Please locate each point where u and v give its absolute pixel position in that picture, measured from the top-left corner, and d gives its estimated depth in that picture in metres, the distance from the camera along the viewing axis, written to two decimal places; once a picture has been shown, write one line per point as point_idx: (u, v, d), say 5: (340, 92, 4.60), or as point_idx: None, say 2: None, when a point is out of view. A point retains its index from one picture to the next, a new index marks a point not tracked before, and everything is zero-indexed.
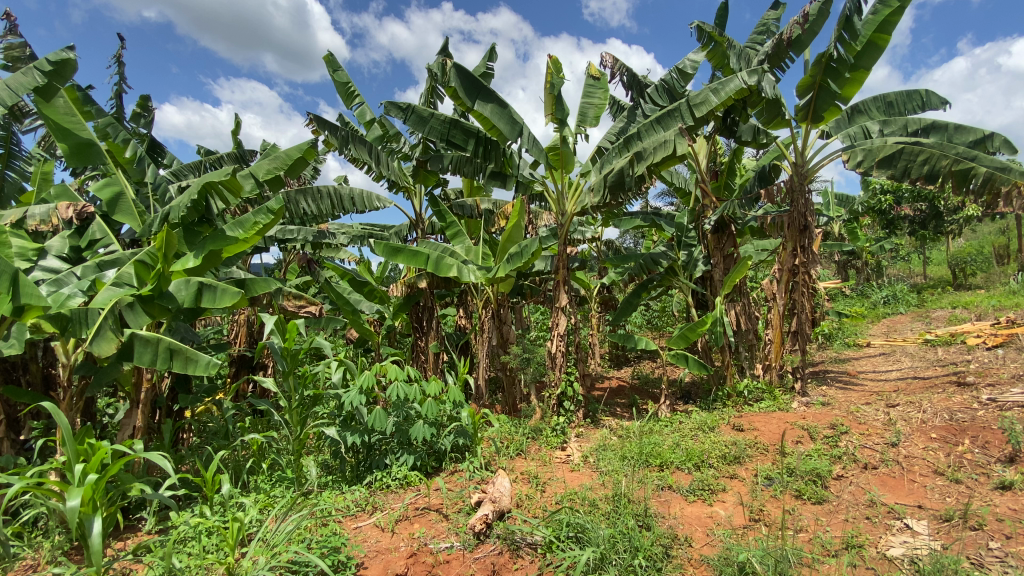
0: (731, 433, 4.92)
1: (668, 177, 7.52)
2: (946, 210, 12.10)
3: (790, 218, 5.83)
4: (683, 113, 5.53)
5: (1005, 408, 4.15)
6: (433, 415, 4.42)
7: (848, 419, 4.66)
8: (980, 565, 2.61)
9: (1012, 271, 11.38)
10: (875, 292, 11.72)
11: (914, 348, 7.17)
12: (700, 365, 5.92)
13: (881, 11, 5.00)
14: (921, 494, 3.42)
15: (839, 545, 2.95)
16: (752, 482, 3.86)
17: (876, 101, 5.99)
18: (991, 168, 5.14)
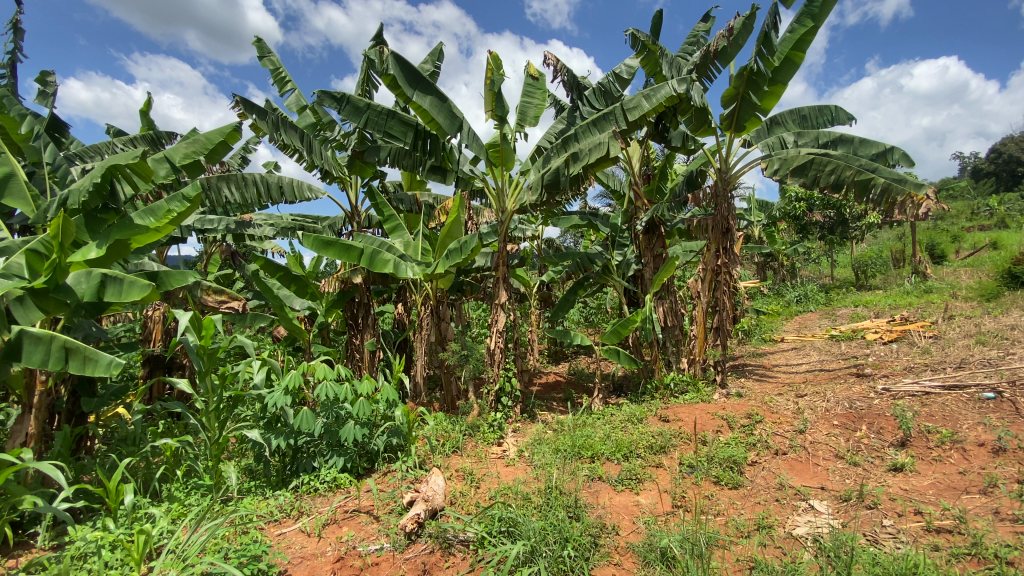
0: (657, 424, 5.15)
1: (605, 178, 7.73)
2: (851, 218, 13.29)
3: (714, 221, 6.16)
4: (618, 117, 5.70)
5: (897, 397, 4.58)
6: (365, 415, 4.27)
7: (763, 408, 5.01)
8: (873, 540, 2.88)
9: (904, 273, 12.70)
10: (788, 291, 12.70)
11: (820, 343, 7.83)
12: (631, 360, 6.16)
13: (797, 30, 5.35)
14: (824, 476, 3.74)
15: (752, 526, 3.16)
16: (676, 470, 4.06)
17: (792, 114, 6.42)
18: (889, 179, 5.64)
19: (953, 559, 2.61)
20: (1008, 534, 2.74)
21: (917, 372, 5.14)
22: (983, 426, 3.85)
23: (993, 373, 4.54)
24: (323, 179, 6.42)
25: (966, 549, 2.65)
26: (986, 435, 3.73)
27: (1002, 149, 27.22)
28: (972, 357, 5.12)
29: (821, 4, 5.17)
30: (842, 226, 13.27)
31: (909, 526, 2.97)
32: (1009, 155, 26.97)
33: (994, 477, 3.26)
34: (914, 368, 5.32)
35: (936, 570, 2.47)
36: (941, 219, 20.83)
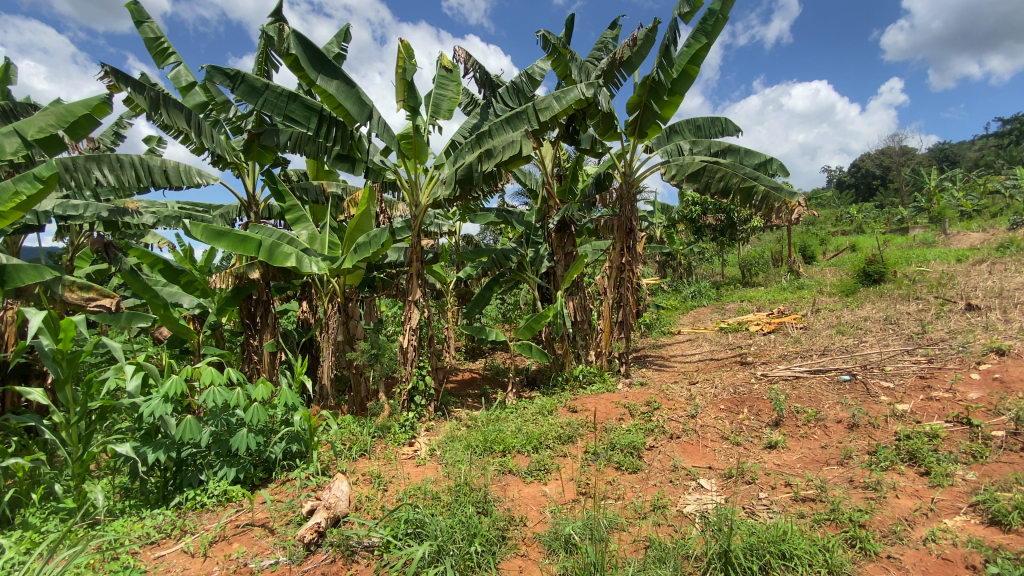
0: (566, 415, 5.33)
1: (520, 175, 7.83)
2: (738, 221, 14.64)
3: (619, 221, 6.50)
4: (530, 117, 5.78)
5: (772, 381, 5.13)
6: (261, 421, 3.96)
7: (661, 396, 5.37)
8: (751, 512, 3.19)
9: (781, 271, 14.24)
10: (686, 287, 13.76)
11: (712, 335, 8.56)
12: (542, 354, 6.32)
13: (693, 45, 5.75)
14: (711, 456, 4.09)
15: (648, 508, 3.37)
16: (581, 459, 4.23)
17: (689, 123, 6.95)
18: (768, 187, 6.28)
19: (816, 524, 2.96)
20: (858, 499, 3.17)
21: (789, 359, 5.79)
22: (840, 405, 4.40)
23: (849, 359, 5.21)
24: (215, 164, 5.87)
25: (827, 515, 3.01)
26: (843, 413, 4.27)
27: (859, 165, 31.53)
28: (833, 345, 5.85)
29: (713, 23, 5.58)
30: (731, 229, 14.61)
31: (781, 497, 3.33)
32: (865, 170, 31.27)
33: (848, 449, 3.75)
34: (787, 355, 5.99)
35: (801, 535, 2.78)
36: (811, 224, 23.67)
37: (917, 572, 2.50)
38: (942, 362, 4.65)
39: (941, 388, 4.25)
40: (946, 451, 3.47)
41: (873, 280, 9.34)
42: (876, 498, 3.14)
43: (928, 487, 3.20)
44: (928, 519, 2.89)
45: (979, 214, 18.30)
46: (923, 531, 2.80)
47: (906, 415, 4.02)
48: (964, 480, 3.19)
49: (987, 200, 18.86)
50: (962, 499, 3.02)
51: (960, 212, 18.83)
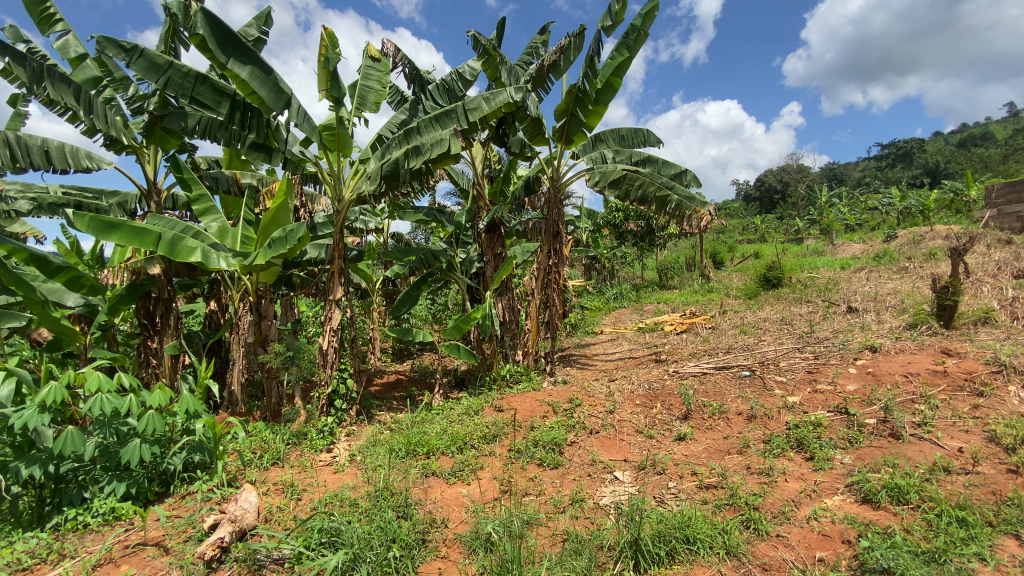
0: (492, 414, 5.37)
1: (451, 174, 7.79)
2: (656, 228, 15.53)
3: (546, 224, 6.65)
4: (459, 116, 5.76)
5: (683, 377, 5.50)
6: (157, 430, 3.62)
7: (582, 393, 5.55)
8: (660, 500, 3.40)
9: (694, 275, 15.29)
10: (609, 289, 14.35)
11: (632, 334, 8.98)
12: (470, 354, 6.29)
13: (617, 57, 6.00)
14: (627, 449, 4.30)
15: (566, 502, 3.47)
16: (504, 458, 4.28)
17: (613, 133, 7.28)
18: (681, 197, 6.65)
19: (717, 509, 3.20)
20: (753, 484, 3.47)
21: (698, 356, 6.23)
22: (740, 399, 4.80)
23: (749, 356, 5.70)
24: (110, 147, 5.30)
25: (726, 500, 3.26)
26: (743, 405, 4.65)
27: (762, 180, 34.58)
28: (736, 344, 6.37)
29: (634, 38, 5.87)
30: (650, 235, 15.48)
31: (688, 485, 3.57)
32: (767, 185, 34.33)
33: (746, 439, 4.09)
34: (697, 353, 6.43)
35: (703, 520, 2.99)
36: (721, 233, 25.62)
37: (801, 548, 2.77)
38: (826, 358, 5.20)
39: (824, 381, 4.74)
40: (827, 438, 3.88)
41: (773, 284, 10.26)
42: (768, 483, 3.46)
43: (812, 470, 3.57)
44: (811, 499, 3.22)
45: (859, 227, 20.70)
46: (807, 510, 3.11)
47: (795, 406, 4.46)
48: (841, 463, 3.59)
49: (865, 215, 21.38)
50: (840, 480, 3.39)
51: (844, 225, 21.20)
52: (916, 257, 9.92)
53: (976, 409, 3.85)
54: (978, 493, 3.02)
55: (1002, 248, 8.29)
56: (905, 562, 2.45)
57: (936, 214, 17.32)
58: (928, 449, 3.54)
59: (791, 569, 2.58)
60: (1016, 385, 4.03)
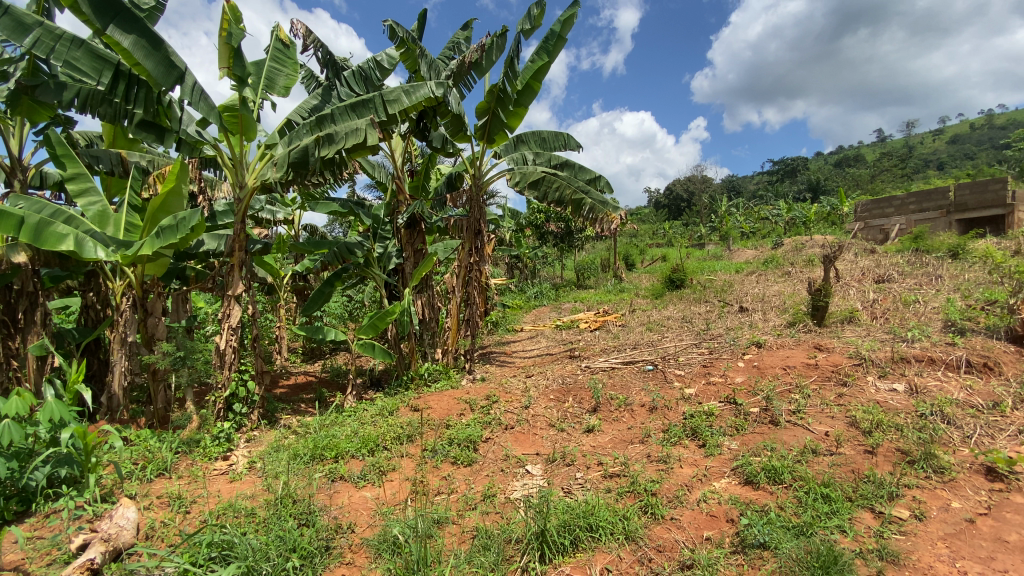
0: (407, 414, 5.25)
1: (369, 166, 7.51)
2: (575, 230, 16.10)
3: (468, 222, 6.62)
4: (377, 106, 5.56)
5: (594, 372, 5.75)
6: (14, 442, 3.15)
7: (499, 390, 5.62)
8: (567, 491, 3.52)
9: (609, 276, 16.04)
10: (529, 288, 14.63)
11: (550, 332, 9.21)
12: (386, 353, 6.08)
13: (537, 60, 6.11)
14: (539, 443, 4.40)
15: (478, 498, 3.48)
16: (418, 458, 4.21)
17: (534, 135, 7.42)
18: (595, 202, 6.94)
19: (619, 496, 3.37)
20: (652, 471, 3.70)
21: (609, 352, 6.54)
22: (644, 391, 5.10)
23: (653, 351, 6.08)
24: None
25: (628, 487, 3.45)
26: (646, 397, 4.95)
27: (672, 188, 37.01)
28: (643, 340, 6.76)
29: (554, 43, 6.01)
30: (569, 236, 16.03)
31: (594, 475, 3.73)
32: (676, 193, 36.84)
33: (648, 429, 4.35)
34: (608, 349, 6.75)
35: (606, 508, 3.14)
36: (635, 237, 27.11)
37: (691, 529, 2.99)
38: (719, 352, 5.68)
39: (717, 373, 5.17)
40: (718, 426, 4.23)
41: (677, 285, 11.02)
42: (665, 469, 3.71)
43: (704, 456, 3.87)
44: (702, 483, 3.49)
45: (752, 235, 22.82)
46: (698, 493, 3.37)
47: (691, 397, 4.82)
48: (729, 448, 3.92)
49: (758, 223, 23.61)
50: (727, 465, 3.71)
51: (740, 232, 23.27)
52: (797, 262, 11.12)
53: (840, 397, 4.39)
54: (839, 471, 3.43)
55: (864, 257, 9.52)
56: (778, 537, 2.73)
57: (815, 225, 19.53)
58: (800, 433, 3.98)
59: (682, 549, 2.78)
60: (872, 375, 4.65)
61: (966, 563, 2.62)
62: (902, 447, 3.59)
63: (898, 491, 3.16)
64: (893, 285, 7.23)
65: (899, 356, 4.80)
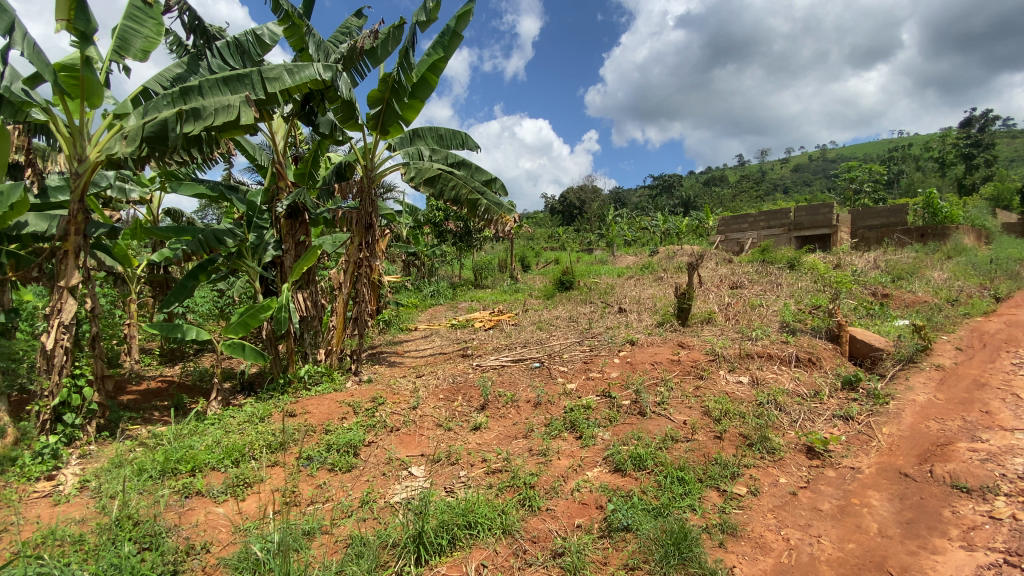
0: (282, 419, 4.86)
1: (247, 148, 6.88)
2: (473, 230, 16.21)
3: (358, 215, 6.31)
4: (255, 83, 5.09)
5: (485, 370, 5.83)
6: None
7: (386, 391, 5.44)
8: (449, 490, 3.51)
9: (505, 276, 16.39)
10: (425, 286, 14.42)
11: (444, 331, 9.12)
12: (258, 354, 5.54)
13: (434, 55, 6.02)
14: (424, 443, 4.33)
15: (356, 505, 3.33)
16: (292, 466, 3.92)
17: (432, 131, 7.33)
18: (490, 203, 7.01)
19: (500, 491, 3.44)
20: (532, 464, 3.84)
21: (500, 351, 6.63)
22: (530, 387, 5.28)
23: (541, 349, 6.30)
24: None
25: (508, 482, 3.53)
26: (531, 394, 5.12)
27: (567, 195, 38.80)
28: (532, 339, 6.97)
29: (450, 39, 5.98)
30: (468, 236, 16.09)
31: (477, 472, 3.77)
32: (569, 200, 38.74)
33: (531, 424, 4.49)
34: (499, 347, 6.85)
35: (485, 504, 3.18)
36: (531, 240, 28.00)
37: (564, 518, 3.14)
38: (599, 350, 6.05)
39: (596, 369, 5.51)
40: (594, 418, 4.51)
41: (567, 286, 11.57)
42: (544, 462, 3.86)
43: (579, 447, 4.10)
44: (577, 473, 3.69)
45: (635, 242, 24.71)
46: (573, 483, 3.55)
47: (572, 392, 5.09)
48: (602, 439, 4.19)
49: (640, 232, 25.62)
50: (600, 454, 3.95)
51: (625, 240, 25.09)
52: (671, 268, 12.28)
53: (697, 388, 4.92)
54: (693, 455, 3.83)
55: (723, 265, 10.77)
56: (639, 519, 2.98)
57: (688, 236, 21.72)
58: (663, 422, 4.37)
59: (555, 538, 2.91)
60: (723, 369, 5.27)
61: (788, 530, 3.06)
62: (744, 432, 4.10)
63: (738, 471, 3.61)
64: (744, 290, 8.27)
65: (745, 353, 5.50)
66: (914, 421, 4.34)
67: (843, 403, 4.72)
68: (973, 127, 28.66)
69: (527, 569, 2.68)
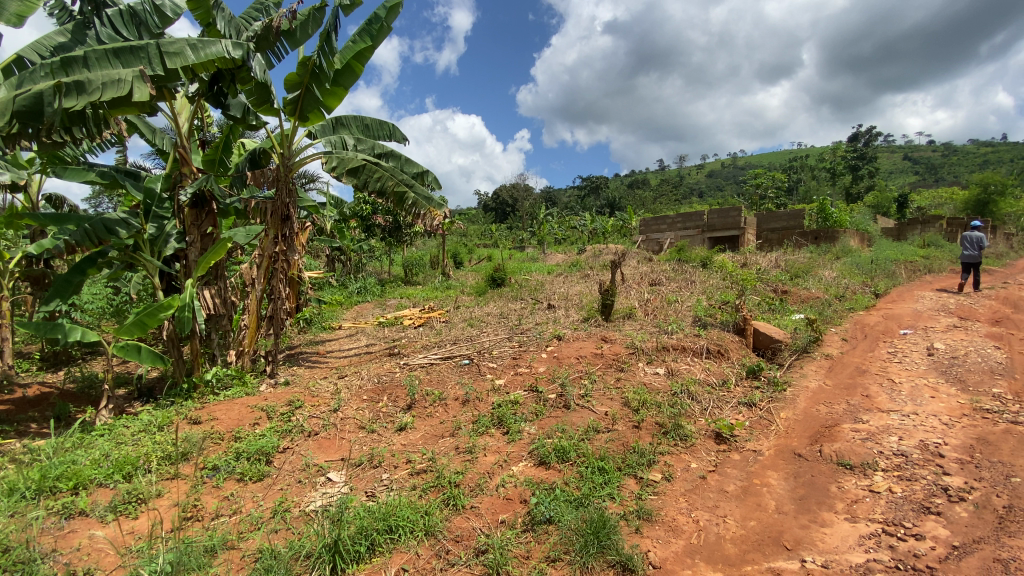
0: (185, 427, 4.46)
1: (146, 130, 6.23)
2: (402, 225, 15.83)
3: (274, 205, 5.92)
4: (151, 57, 4.61)
5: (412, 369, 5.70)
6: None
7: (305, 394, 5.17)
8: (371, 494, 3.40)
9: (436, 273, 16.17)
10: (351, 282, 13.87)
11: (370, 329, 8.80)
12: (156, 357, 5.03)
13: (359, 42, 5.76)
14: (345, 447, 4.15)
15: (267, 515, 3.13)
16: (195, 477, 3.61)
17: (357, 120, 7.05)
18: (418, 196, 6.83)
19: (423, 492, 3.37)
20: (458, 462, 3.80)
21: (428, 349, 6.52)
22: (458, 384, 5.24)
23: (470, 346, 6.27)
24: None
25: (433, 482, 3.47)
26: (459, 391, 5.08)
27: (499, 192, 38.99)
28: (461, 336, 6.93)
29: (378, 28, 5.72)
30: (398, 231, 15.62)
31: (400, 474, 3.67)
32: (501, 198, 38.91)
33: (458, 422, 4.45)
34: (427, 345, 6.73)
35: (407, 506, 3.10)
36: (463, 236, 27.84)
37: (488, 514, 3.13)
38: (528, 345, 6.13)
39: (524, 364, 5.57)
40: (520, 413, 4.55)
41: (498, 283, 11.62)
42: (470, 459, 3.84)
43: (506, 443, 4.11)
44: (502, 468, 3.70)
45: (565, 241, 25.35)
46: (498, 479, 3.56)
47: (500, 388, 5.11)
48: (528, 433, 4.23)
49: (569, 231, 26.29)
50: (525, 448, 3.99)
51: (555, 238, 25.63)
52: (597, 266, 12.72)
53: (618, 380, 5.12)
54: (613, 445, 3.97)
55: (644, 264, 11.31)
56: (561, 510, 3.04)
57: (614, 235, 22.60)
58: (586, 414, 4.50)
59: (478, 536, 2.89)
60: (643, 361, 5.52)
61: (697, 512, 3.26)
62: (660, 421, 4.32)
63: (654, 458, 3.80)
64: (663, 287, 8.74)
65: (662, 346, 5.81)
66: (807, 405, 4.79)
67: (747, 390, 5.12)
68: (858, 142, 32.19)
69: (449, 569, 2.65)
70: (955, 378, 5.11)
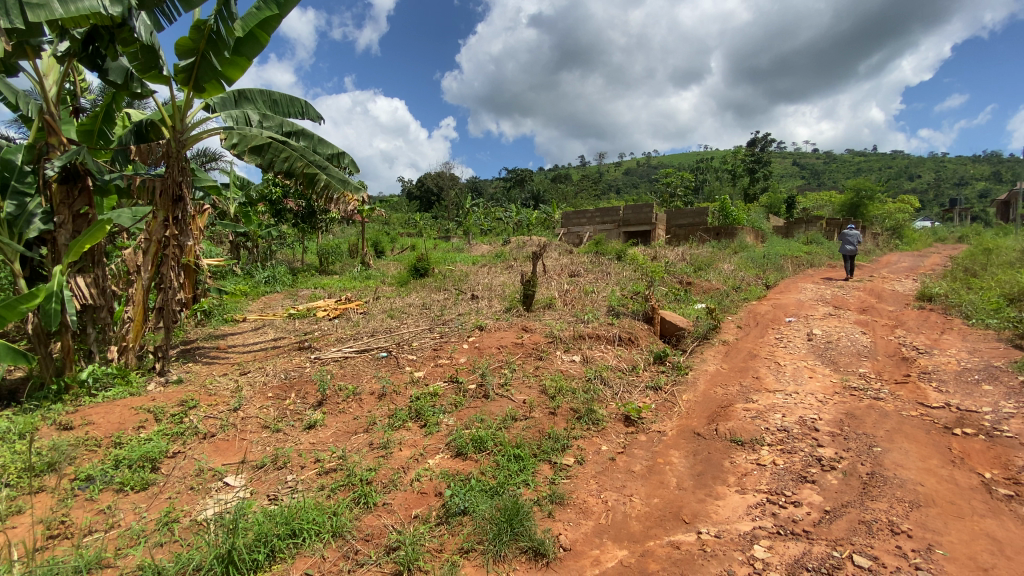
0: (53, 434, 3.91)
1: (4, 91, 5.34)
2: (317, 211, 14.98)
3: (163, 184, 5.31)
4: (5, 7, 3.96)
5: (324, 363, 5.41)
6: None
7: (200, 393, 4.74)
8: (274, 497, 3.19)
9: (354, 262, 15.51)
10: (258, 271, 12.90)
11: (278, 322, 8.25)
12: (18, 356, 4.35)
13: (263, 9, 5.30)
14: (245, 449, 3.86)
15: (152, 528, 2.83)
16: (63, 491, 3.18)
17: (262, 94, 6.52)
18: (330, 179, 6.45)
19: (332, 492, 3.22)
20: (371, 458, 3.68)
21: (342, 342, 6.23)
22: (374, 378, 5.06)
23: (388, 338, 6.07)
24: None
25: (343, 481, 3.33)
26: (375, 385, 4.90)
27: (423, 180, 38.15)
28: (379, 328, 6.70)
29: None
30: (312, 217, 14.77)
31: (307, 474, 3.47)
32: (425, 186, 38.07)
33: (373, 417, 4.30)
34: (342, 338, 6.42)
35: (314, 507, 2.96)
36: (384, 224, 26.93)
37: (401, 510, 3.06)
38: (449, 336, 6.06)
39: (444, 356, 5.49)
40: (439, 405, 4.49)
41: (420, 273, 11.37)
42: (384, 455, 3.72)
43: (423, 436, 4.04)
44: (417, 462, 3.63)
45: (489, 232, 25.41)
46: (413, 473, 3.48)
47: (418, 379, 5.01)
48: (446, 425, 4.18)
49: (494, 222, 26.36)
50: (442, 440, 3.95)
51: (479, 229, 25.56)
52: (519, 257, 12.88)
53: (537, 368, 5.22)
54: (530, 432, 4.04)
55: (564, 255, 11.61)
56: (475, 501, 3.04)
57: (537, 227, 22.97)
58: (504, 403, 4.54)
59: (390, 533, 2.81)
60: (561, 350, 5.66)
61: (606, 493, 3.42)
62: (574, 407, 4.47)
63: (568, 443, 3.92)
64: (581, 278, 9.03)
65: (579, 334, 6.00)
66: (707, 388, 5.17)
67: (654, 375, 5.45)
68: (757, 147, 35.24)
69: (357, 569, 2.56)
70: (829, 360, 5.78)
